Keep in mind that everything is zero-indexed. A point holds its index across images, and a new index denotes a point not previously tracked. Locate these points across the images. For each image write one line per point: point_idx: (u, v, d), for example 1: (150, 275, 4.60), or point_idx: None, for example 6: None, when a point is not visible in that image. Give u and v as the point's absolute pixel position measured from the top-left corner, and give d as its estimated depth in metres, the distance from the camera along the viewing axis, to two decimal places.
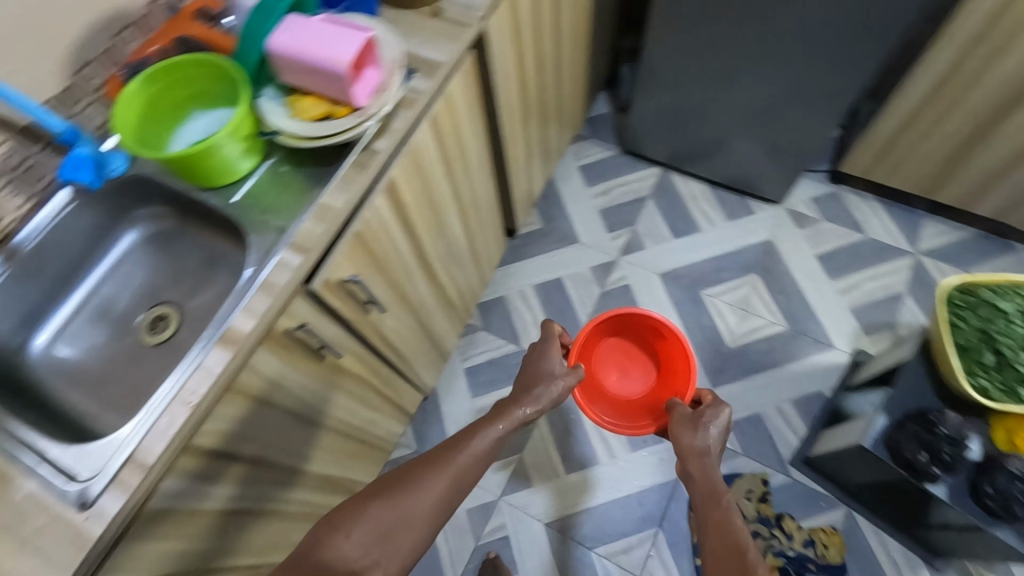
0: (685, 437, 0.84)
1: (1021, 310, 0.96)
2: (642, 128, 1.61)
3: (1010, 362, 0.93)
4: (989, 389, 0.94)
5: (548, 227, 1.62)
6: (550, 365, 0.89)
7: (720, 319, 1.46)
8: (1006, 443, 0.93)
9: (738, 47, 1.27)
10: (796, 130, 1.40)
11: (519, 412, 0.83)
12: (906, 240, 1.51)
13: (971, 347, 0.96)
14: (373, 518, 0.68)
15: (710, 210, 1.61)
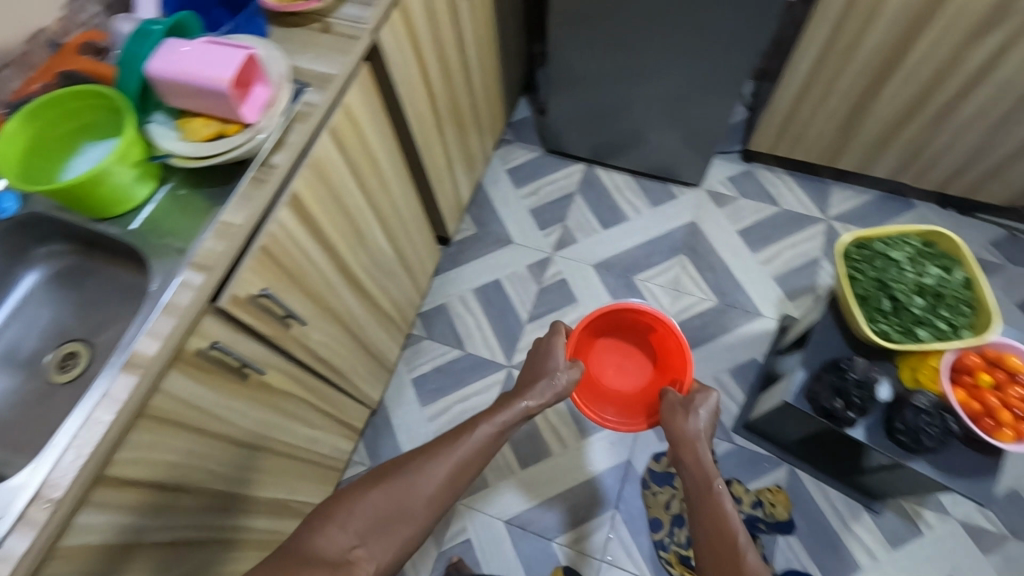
0: (680, 424, 0.94)
1: (910, 257, 1.05)
2: (562, 128, 1.66)
3: (904, 305, 1.01)
4: (890, 333, 1.00)
5: (482, 232, 1.66)
6: (553, 361, 0.99)
7: (654, 301, 1.52)
8: (913, 380, 1.02)
9: (636, 42, 1.33)
10: (703, 115, 1.47)
11: (521, 405, 0.93)
12: (817, 208, 1.61)
13: (870, 295, 1.03)
14: (370, 505, 0.78)
15: (635, 199, 1.67)
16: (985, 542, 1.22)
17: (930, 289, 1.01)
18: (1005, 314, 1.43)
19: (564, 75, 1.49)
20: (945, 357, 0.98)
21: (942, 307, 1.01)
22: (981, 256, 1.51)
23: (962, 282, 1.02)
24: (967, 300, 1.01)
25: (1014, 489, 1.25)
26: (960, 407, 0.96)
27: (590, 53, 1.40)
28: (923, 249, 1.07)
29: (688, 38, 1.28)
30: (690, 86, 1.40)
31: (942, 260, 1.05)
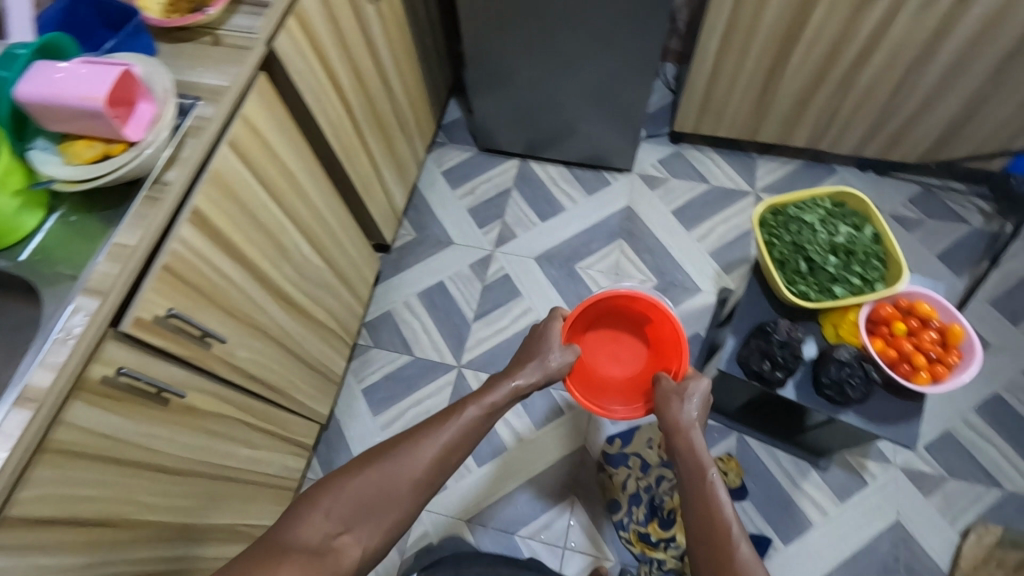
0: (672, 411, 0.91)
1: (821, 218, 1.09)
2: (491, 125, 1.68)
3: (819, 266, 1.05)
4: (808, 293, 1.04)
5: (422, 235, 1.65)
6: (546, 343, 1.00)
7: (597, 287, 1.54)
8: (834, 335, 1.06)
9: (548, 34, 1.35)
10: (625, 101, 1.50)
11: (511, 384, 0.94)
12: (745, 182, 1.66)
13: (787, 259, 1.06)
14: (351, 493, 0.77)
15: (571, 189, 1.69)
16: (925, 485, 1.27)
17: (842, 247, 1.05)
18: (926, 266, 1.50)
19: (485, 73, 1.50)
20: (862, 310, 1.02)
21: (854, 263, 1.05)
22: (900, 213, 1.57)
23: (871, 237, 1.07)
24: (877, 254, 1.06)
25: (947, 431, 1.31)
26: (879, 355, 0.99)
27: (506, 48, 1.42)
28: (833, 209, 1.11)
29: (598, 27, 1.31)
30: (608, 74, 1.42)
31: (852, 218, 1.09)
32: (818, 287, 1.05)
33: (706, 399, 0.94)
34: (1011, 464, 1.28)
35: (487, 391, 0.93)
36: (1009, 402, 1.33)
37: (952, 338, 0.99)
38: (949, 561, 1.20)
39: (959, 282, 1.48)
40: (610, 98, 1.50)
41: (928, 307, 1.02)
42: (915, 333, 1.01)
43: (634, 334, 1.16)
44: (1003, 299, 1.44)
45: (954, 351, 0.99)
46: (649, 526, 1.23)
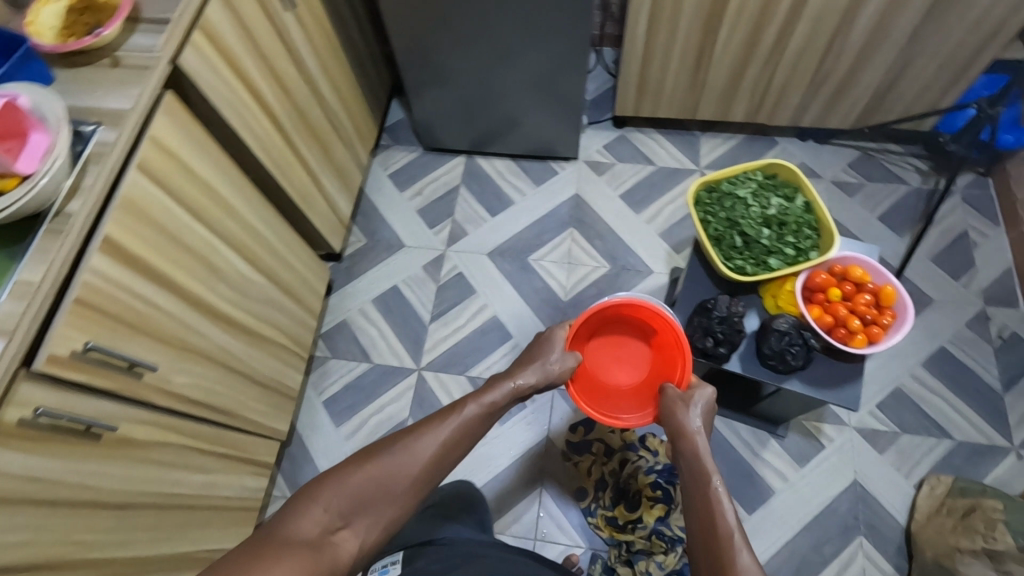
0: (677, 418, 0.88)
1: (754, 192, 1.10)
2: (434, 124, 1.66)
3: (753, 240, 1.07)
4: (745, 267, 1.06)
5: (372, 240, 1.64)
6: (548, 345, 1.00)
7: (551, 278, 1.54)
8: (774, 305, 1.07)
9: (476, 28, 1.34)
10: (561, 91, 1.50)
11: (512, 383, 0.93)
12: (690, 160, 1.67)
13: (723, 235, 1.08)
14: (352, 486, 0.76)
15: (519, 181, 1.69)
16: (879, 442, 1.30)
17: (775, 219, 1.07)
18: (869, 229, 1.53)
19: (418, 71, 1.49)
20: (799, 278, 1.04)
21: (788, 234, 1.07)
22: (841, 179, 1.60)
23: (803, 207, 1.09)
24: (809, 222, 1.08)
25: (897, 388, 1.35)
26: (816, 322, 1.01)
27: (436, 45, 1.40)
28: (765, 181, 1.12)
29: (523, 17, 1.30)
30: (541, 64, 1.42)
31: (784, 189, 1.11)
32: (754, 260, 1.07)
33: (710, 408, 0.90)
34: (959, 414, 1.31)
35: (488, 389, 0.92)
36: (955, 355, 1.37)
37: (885, 300, 1.02)
38: (907, 514, 1.24)
39: (901, 242, 1.52)
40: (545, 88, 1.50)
41: (862, 271, 1.04)
42: (850, 297, 1.03)
43: (635, 337, 1.12)
44: (944, 255, 1.48)
45: (888, 312, 1.02)
46: (615, 510, 1.26)
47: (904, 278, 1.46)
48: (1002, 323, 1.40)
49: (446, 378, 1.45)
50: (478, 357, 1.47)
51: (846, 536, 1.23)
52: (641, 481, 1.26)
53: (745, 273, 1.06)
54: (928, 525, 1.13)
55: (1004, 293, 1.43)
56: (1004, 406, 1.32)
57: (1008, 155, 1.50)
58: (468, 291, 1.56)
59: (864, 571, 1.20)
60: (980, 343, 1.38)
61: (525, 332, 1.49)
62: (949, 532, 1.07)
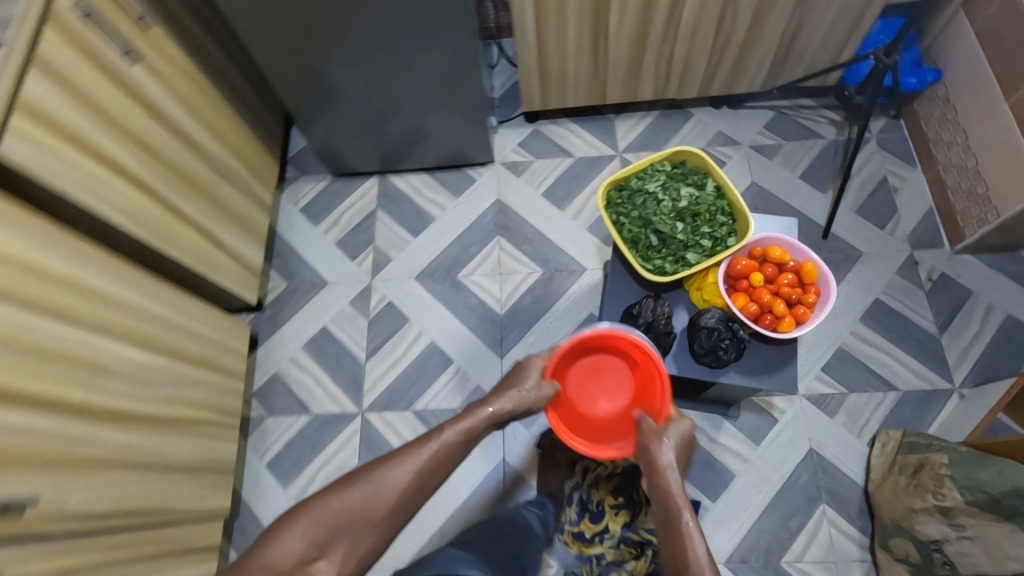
0: (652, 450, 0.84)
1: (663, 184, 1.06)
2: (336, 149, 1.57)
3: (668, 236, 1.02)
4: (664, 267, 1.03)
5: (293, 282, 1.55)
6: (527, 372, 0.94)
7: (484, 292, 1.49)
8: (701, 300, 1.04)
9: (353, 46, 1.25)
10: (460, 97, 1.43)
11: (487, 411, 0.88)
12: (608, 146, 1.62)
13: (638, 236, 1.04)
14: (326, 515, 0.74)
15: (438, 195, 1.62)
16: (829, 406, 1.30)
17: (688, 210, 1.03)
18: (792, 190, 1.52)
19: (305, 98, 1.39)
20: (720, 269, 1.02)
21: (702, 223, 1.03)
22: (759, 142, 1.58)
23: (714, 192, 1.05)
24: (723, 207, 1.04)
25: (839, 348, 1.35)
26: (742, 310, 0.99)
27: (316, 68, 1.31)
28: (674, 170, 1.08)
29: (400, 27, 1.22)
30: (432, 72, 1.34)
31: (693, 176, 1.07)
32: (673, 257, 1.03)
33: (683, 441, 0.87)
34: (901, 365, 1.32)
35: (465, 417, 0.87)
36: (890, 305, 1.38)
37: (807, 275, 1.00)
38: (863, 474, 1.25)
39: (825, 198, 1.50)
40: (441, 98, 1.42)
41: (782, 249, 1.02)
42: (774, 279, 1.01)
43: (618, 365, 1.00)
44: (867, 206, 1.48)
45: (812, 288, 1.00)
46: (580, 525, 1.24)
47: (832, 235, 1.46)
48: (930, 265, 1.41)
49: (391, 416, 1.39)
50: (421, 388, 1.41)
51: (809, 506, 1.23)
52: (601, 491, 1.24)
53: (665, 272, 1.03)
54: (884, 484, 1.15)
55: (928, 235, 1.43)
56: (942, 348, 1.33)
57: (914, 95, 1.50)
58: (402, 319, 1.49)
59: (830, 538, 1.21)
60: (912, 289, 1.39)
61: (466, 354, 1.43)
62: (903, 492, 1.08)
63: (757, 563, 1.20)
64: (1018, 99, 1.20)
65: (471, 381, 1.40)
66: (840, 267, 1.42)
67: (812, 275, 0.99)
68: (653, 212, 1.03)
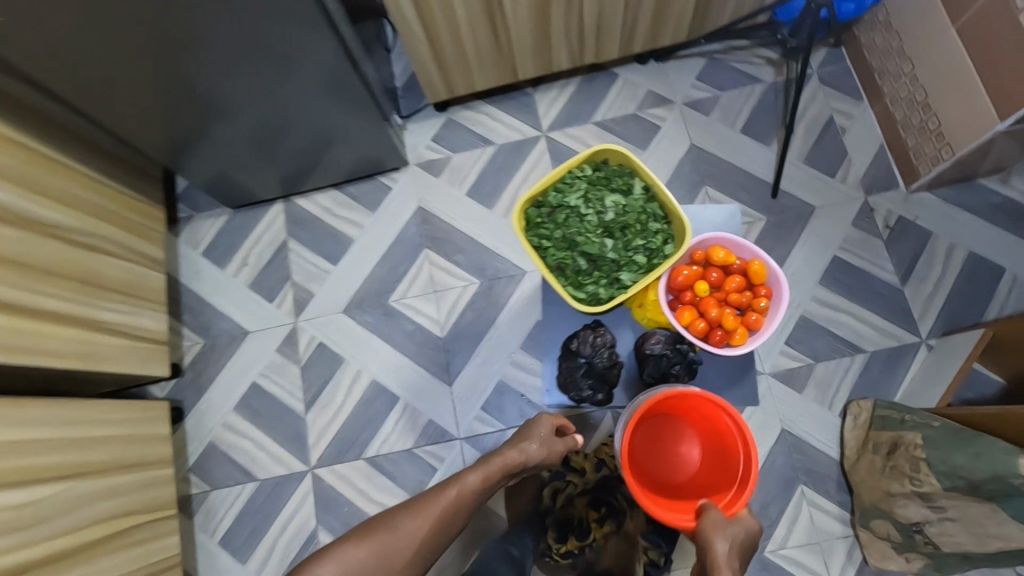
0: (709, 540, 0.79)
1: (586, 195, 0.93)
2: (226, 182, 1.37)
3: (598, 258, 0.90)
4: (599, 293, 0.91)
5: (210, 338, 1.40)
6: (539, 427, 1.07)
7: (421, 316, 1.36)
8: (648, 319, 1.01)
9: (210, 73, 1.03)
10: (343, 113, 1.23)
11: (500, 460, 1.01)
12: (530, 126, 1.45)
13: (565, 260, 0.91)
14: (352, 558, 0.87)
15: (352, 212, 1.44)
16: (797, 382, 1.23)
17: (616, 223, 0.91)
18: (735, 147, 1.38)
19: (171, 135, 1.18)
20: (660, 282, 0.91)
21: (634, 235, 0.91)
22: (693, 97, 1.42)
23: (642, 198, 0.92)
24: (655, 212, 0.92)
25: (801, 318, 1.26)
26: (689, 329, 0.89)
27: (170, 102, 1.09)
28: (596, 174, 0.95)
29: (249, 55, 1.01)
30: (311, 87, 1.14)
31: (618, 178, 0.94)
32: (606, 279, 0.92)
33: (744, 540, 0.81)
34: (866, 325, 1.26)
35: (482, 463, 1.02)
36: (849, 262, 1.29)
37: (756, 276, 0.91)
38: (838, 447, 1.19)
39: (771, 151, 1.38)
40: (323, 114, 1.22)
41: (726, 250, 0.92)
42: (720, 284, 0.92)
43: (700, 434, 0.99)
44: (815, 153, 1.36)
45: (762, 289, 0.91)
46: (565, 544, 1.17)
47: (782, 192, 1.34)
48: (887, 210, 1.31)
49: (343, 469, 1.29)
50: (369, 433, 1.30)
51: (787, 491, 1.18)
52: (580, 506, 1.20)
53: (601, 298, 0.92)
54: (859, 464, 1.11)
55: (881, 178, 1.33)
56: (905, 300, 1.26)
57: (855, 19, 1.35)
58: (336, 360, 1.36)
59: (811, 519, 1.17)
60: (870, 240, 1.30)
61: (411, 388, 1.32)
62: (880, 474, 1.04)
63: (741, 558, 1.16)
64: (965, 24, 1.07)
65: (422, 416, 1.30)
66: (795, 227, 1.32)
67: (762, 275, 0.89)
68: (578, 231, 0.90)
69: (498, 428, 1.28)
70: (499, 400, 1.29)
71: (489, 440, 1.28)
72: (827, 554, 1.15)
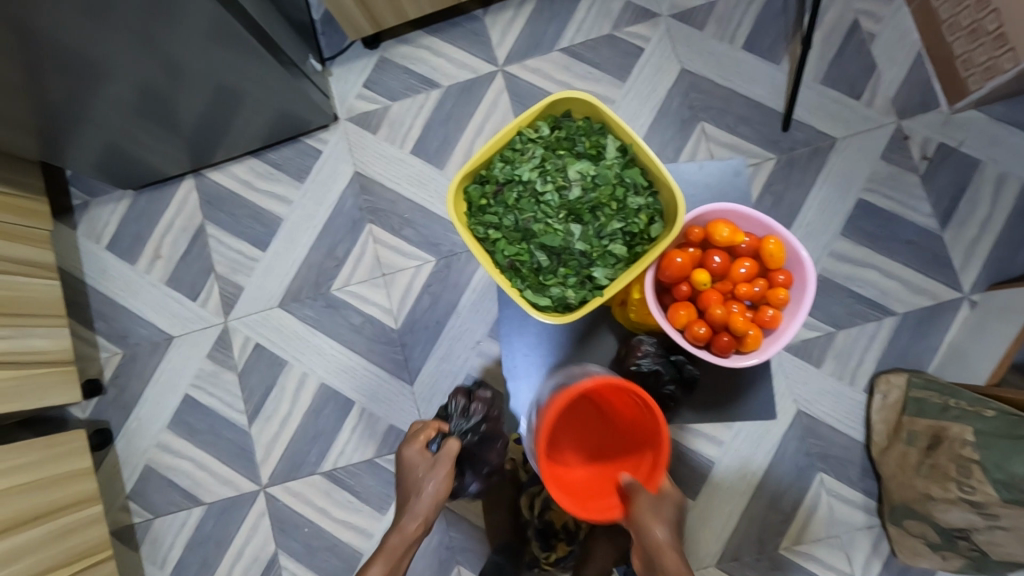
0: (649, 529, 0.72)
1: (542, 167, 0.76)
2: (122, 163, 1.11)
3: (562, 251, 0.74)
4: (567, 295, 0.76)
5: (129, 347, 1.19)
6: (416, 469, 0.89)
7: (370, 305, 1.15)
8: (624, 317, 0.93)
9: (67, 18, 0.73)
10: (241, 69, 0.95)
11: (404, 523, 0.86)
12: (483, 60, 1.17)
13: (520, 256, 0.75)
14: None
15: (277, 185, 1.20)
16: (813, 355, 1.04)
17: (584, 203, 0.74)
18: (735, 69, 1.12)
19: (37, 109, 0.88)
20: (646, 279, 0.79)
21: (609, 216, 0.75)
22: (682, 7, 1.13)
23: (613, 165, 0.76)
24: (633, 181, 0.76)
25: (819, 278, 1.06)
26: (686, 333, 0.78)
27: (17, 64, 0.78)
28: (554, 135, 0.78)
29: (84, 10, 0.73)
30: (187, 45, 0.86)
31: (582, 140, 0.77)
32: (575, 277, 0.76)
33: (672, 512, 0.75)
34: (895, 281, 1.05)
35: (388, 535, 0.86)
36: (875, 205, 1.07)
37: (769, 255, 0.79)
38: (863, 429, 1.03)
39: (780, 72, 1.11)
40: (216, 75, 0.95)
41: (732, 228, 0.79)
42: (724, 272, 0.80)
43: (599, 401, 0.82)
44: (835, 70, 1.10)
45: (779, 275, 0.80)
46: (553, 551, 1.03)
47: (793, 124, 1.09)
48: (923, 137, 1.07)
49: (298, 487, 1.14)
50: (323, 445, 1.14)
51: (803, 481, 1.03)
52: (559, 511, 1.03)
53: (567, 301, 0.76)
54: (890, 455, 0.96)
55: (916, 96, 1.08)
56: (943, 248, 1.05)
57: None
58: (277, 364, 1.16)
59: (831, 510, 1.02)
60: (902, 176, 1.07)
61: (366, 390, 1.14)
62: (915, 473, 0.90)
63: (753, 558, 1.02)
64: None
65: (381, 422, 1.13)
66: (811, 166, 1.08)
67: (778, 259, 0.78)
68: (534, 216, 0.74)
69: None
70: None
71: None
72: (848, 547, 1.02)
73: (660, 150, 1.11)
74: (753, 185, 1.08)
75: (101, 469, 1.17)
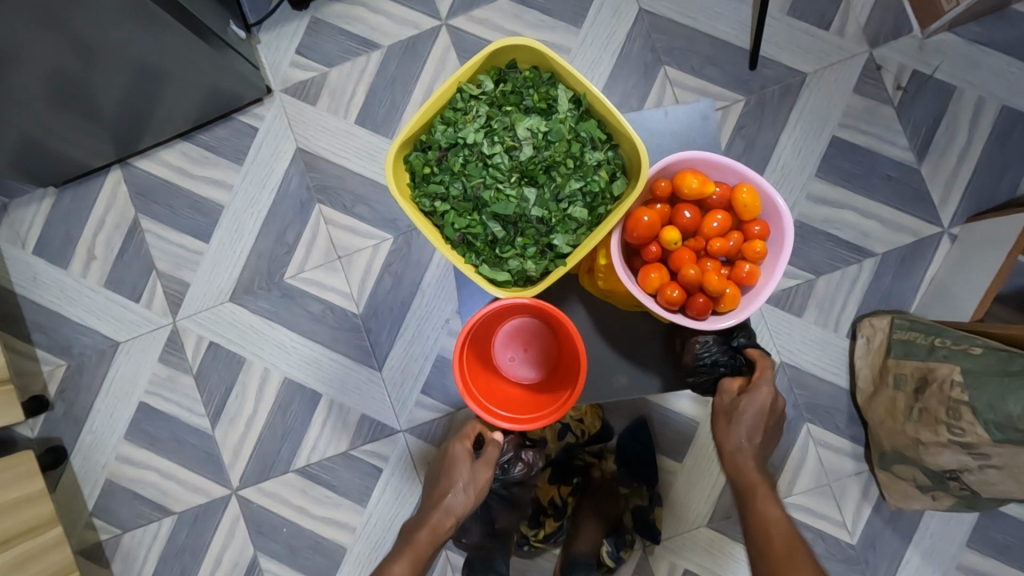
0: (724, 434, 0.81)
1: (489, 125, 0.68)
2: (41, 161, 1.00)
3: (517, 218, 0.68)
4: (527, 267, 0.70)
5: (74, 357, 1.11)
6: (459, 466, 0.84)
7: (328, 291, 1.08)
8: (588, 278, 0.84)
9: None
10: (164, 47, 0.86)
11: (443, 519, 0.81)
12: (425, 15, 1.07)
13: (472, 228, 0.69)
14: None
15: (213, 169, 1.10)
16: (794, 305, 1.00)
17: (536, 163, 0.68)
18: (698, 5, 1.04)
19: None
20: (612, 242, 0.73)
21: (566, 175, 0.69)
22: None
23: (568, 117, 0.69)
24: (590, 135, 0.70)
25: (797, 224, 1.01)
26: (659, 298, 0.73)
27: None
28: (499, 89, 0.70)
29: None
30: (99, 27, 0.76)
31: (531, 92, 0.70)
32: (535, 247, 0.70)
33: (765, 418, 0.80)
34: (873, 220, 1.01)
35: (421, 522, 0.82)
36: (851, 141, 1.01)
37: (744, 205, 0.73)
38: (847, 375, 1.00)
39: (744, 5, 1.03)
40: (137, 57, 0.85)
41: (702, 177, 0.73)
42: (696, 228, 0.75)
43: (540, 317, 0.82)
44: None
45: (754, 227, 0.74)
46: (542, 528, 1.00)
47: (762, 61, 1.02)
48: (897, 67, 1.01)
49: (272, 487, 1.08)
50: (294, 442, 1.08)
51: (789, 433, 1.00)
52: (545, 488, 1.00)
53: (528, 274, 0.71)
54: (877, 400, 0.94)
55: (888, 22, 1.02)
56: (922, 183, 1.01)
57: None
58: (237, 362, 1.09)
59: (819, 459, 1.01)
60: (878, 109, 1.01)
61: (334, 381, 1.08)
62: (904, 418, 0.88)
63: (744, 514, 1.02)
64: None
65: (353, 413, 1.07)
66: (783, 106, 1.02)
67: (752, 209, 0.73)
68: (484, 181, 0.68)
69: (443, 409, 1.06)
70: (439, 379, 1.06)
71: (436, 427, 1.06)
72: (839, 495, 1.01)
73: (623, 100, 1.04)
74: (723, 130, 1.02)
75: (60, 488, 1.11)
